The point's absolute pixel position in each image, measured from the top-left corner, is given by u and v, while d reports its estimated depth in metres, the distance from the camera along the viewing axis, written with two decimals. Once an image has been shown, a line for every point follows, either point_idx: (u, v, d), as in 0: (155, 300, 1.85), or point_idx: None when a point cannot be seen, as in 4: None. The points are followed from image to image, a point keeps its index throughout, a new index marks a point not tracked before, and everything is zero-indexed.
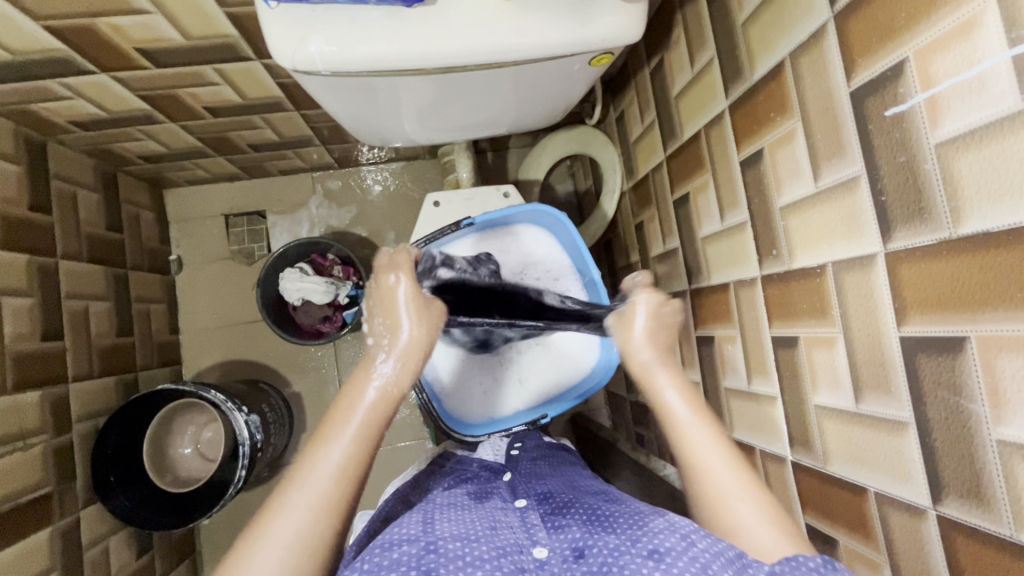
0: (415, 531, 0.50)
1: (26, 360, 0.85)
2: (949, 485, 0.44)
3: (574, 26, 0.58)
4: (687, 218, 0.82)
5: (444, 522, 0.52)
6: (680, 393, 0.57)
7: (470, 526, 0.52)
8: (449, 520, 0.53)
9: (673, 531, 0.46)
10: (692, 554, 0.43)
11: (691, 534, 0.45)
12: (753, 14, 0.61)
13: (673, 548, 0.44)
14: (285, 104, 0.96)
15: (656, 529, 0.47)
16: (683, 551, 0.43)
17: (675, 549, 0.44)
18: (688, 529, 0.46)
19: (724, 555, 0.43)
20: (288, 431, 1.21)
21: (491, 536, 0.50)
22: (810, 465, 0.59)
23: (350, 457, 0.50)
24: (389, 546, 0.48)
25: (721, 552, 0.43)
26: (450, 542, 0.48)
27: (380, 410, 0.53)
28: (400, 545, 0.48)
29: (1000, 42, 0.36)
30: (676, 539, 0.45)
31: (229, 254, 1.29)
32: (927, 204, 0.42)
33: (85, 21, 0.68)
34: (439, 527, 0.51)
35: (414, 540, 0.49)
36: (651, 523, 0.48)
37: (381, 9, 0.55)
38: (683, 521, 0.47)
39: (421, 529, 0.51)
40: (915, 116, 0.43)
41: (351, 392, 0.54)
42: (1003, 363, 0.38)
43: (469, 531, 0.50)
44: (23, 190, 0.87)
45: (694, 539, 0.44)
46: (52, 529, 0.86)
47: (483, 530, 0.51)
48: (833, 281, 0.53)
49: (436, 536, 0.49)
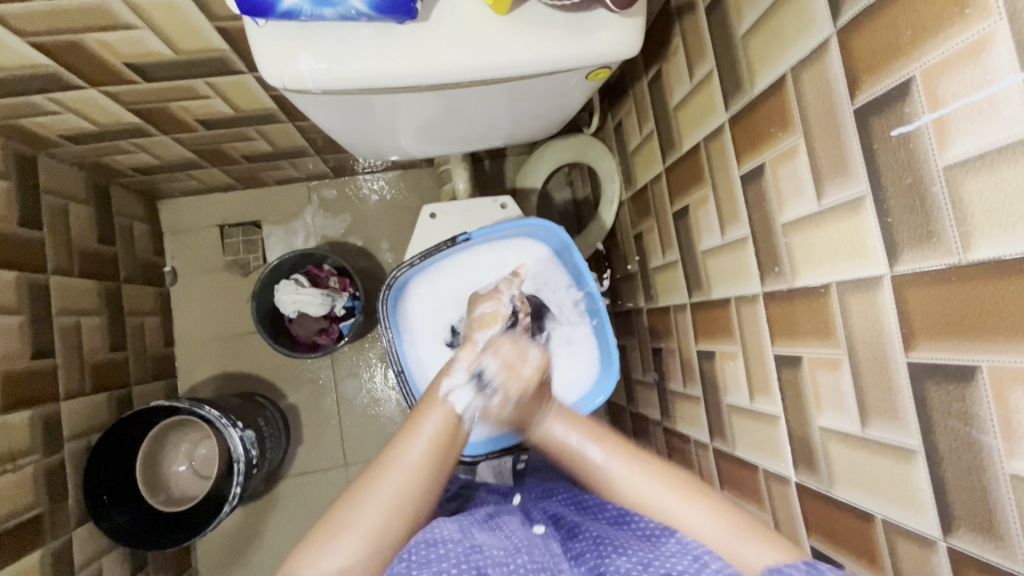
0: (455, 533, 0.50)
1: (16, 379, 0.83)
2: (961, 518, 0.42)
3: (570, 41, 0.57)
4: (687, 230, 0.80)
5: (482, 530, 0.52)
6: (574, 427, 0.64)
7: (509, 539, 0.52)
8: (486, 531, 0.52)
9: (685, 555, 0.48)
10: (706, 574, 0.45)
11: (703, 556, 0.47)
12: (753, 27, 0.60)
13: (686, 569, 0.46)
14: (278, 115, 0.95)
15: (669, 553, 0.49)
16: (697, 572, 0.46)
17: (688, 570, 0.46)
18: (700, 551, 0.48)
19: (731, 573, 0.45)
20: (285, 445, 1.19)
21: (528, 550, 0.50)
22: (814, 488, 0.58)
23: (430, 448, 0.57)
24: (434, 543, 0.48)
25: (726, 569, 0.45)
26: (496, 551, 0.48)
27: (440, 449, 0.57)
28: (446, 543, 0.48)
29: (1011, 64, 0.35)
30: (689, 561, 0.47)
31: (224, 265, 1.28)
32: (936, 228, 0.41)
33: (72, 37, 0.67)
34: (479, 535, 0.50)
35: (456, 542, 0.48)
36: (666, 547, 0.50)
37: (371, 26, 0.54)
38: (694, 543, 0.50)
39: (461, 533, 0.50)
40: (922, 137, 0.41)
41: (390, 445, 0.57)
42: (1016, 396, 0.37)
43: (510, 544, 0.50)
44: (12, 206, 0.86)
45: (707, 560, 0.47)
46: (43, 551, 0.84)
47: (522, 544, 0.51)
48: (837, 302, 0.52)
49: (479, 542, 0.49)
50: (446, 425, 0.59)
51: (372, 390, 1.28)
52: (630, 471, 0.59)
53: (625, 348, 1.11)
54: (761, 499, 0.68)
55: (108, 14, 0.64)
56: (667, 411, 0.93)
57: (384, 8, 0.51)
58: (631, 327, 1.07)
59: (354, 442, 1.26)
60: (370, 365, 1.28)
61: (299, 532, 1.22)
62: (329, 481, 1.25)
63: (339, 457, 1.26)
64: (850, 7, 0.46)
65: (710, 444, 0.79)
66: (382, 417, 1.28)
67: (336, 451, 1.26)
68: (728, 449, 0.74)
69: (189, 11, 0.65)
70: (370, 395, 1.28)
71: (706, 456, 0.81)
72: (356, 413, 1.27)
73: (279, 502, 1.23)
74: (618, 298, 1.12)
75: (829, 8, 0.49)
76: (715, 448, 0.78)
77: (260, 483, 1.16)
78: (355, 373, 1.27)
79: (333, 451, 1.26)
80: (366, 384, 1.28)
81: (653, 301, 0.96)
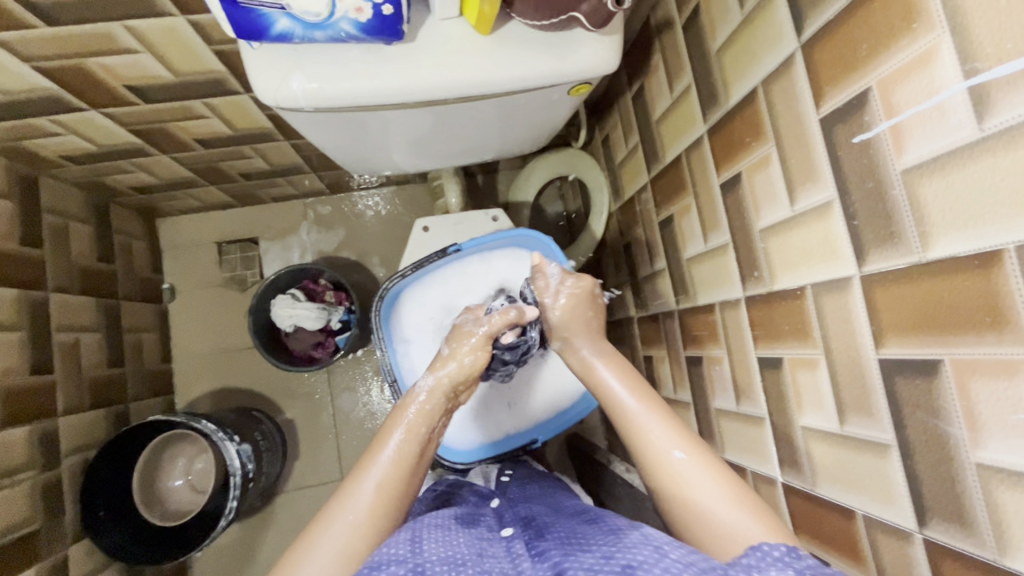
0: (402, 551, 0.49)
1: (15, 395, 0.84)
2: (933, 509, 0.44)
3: (551, 59, 0.60)
4: (672, 238, 0.83)
5: (432, 541, 0.51)
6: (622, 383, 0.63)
7: (458, 547, 0.51)
8: (436, 541, 0.51)
9: (646, 545, 0.45)
10: (664, 564, 0.42)
11: (664, 545, 0.44)
12: (726, 43, 0.63)
13: (646, 560, 0.42)
14: (274, 134, 0.97)
15: (631, 544, 0.46)
16: (655, 563, 0.42)
17: (647, 562, 0.42)
18: (662, 541, 0.45)
19: (691, 564, 0.41)
20: (282, 459, 1.20)
21: (479, 560, 0.49)
22: (799, 487, 0.59)
23: (405, 449, 0.61)
24: (378, 566, 0.47)
25: (686, 560, 0.42)
26: (437, 566, 0.47)
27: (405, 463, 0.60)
28: (389, 565, 0.47)
29: (955, 74, 0.37)
30: (649, 551, 0.44)
31: (221, 280, 1.30)
32: (897, 228, 0.43)
33: (74, 61, 0.69)
34: (426, 548, 0.50)
35: (400, 562, 0.47)
36: (629, 538, 0.48)
37: (361, 47, 0.56)
38: (656, 534, 0.47)
39: (410, 548, 0.50)
40: (881, 143, 0.44)
41: (364, 462, 0.60)
42: (978, 387, 0.39)
43: (455, 556, 0.49)
44: (13, 225, 0.88)
45: (666, 549, 0.43)
46: (39, 568, 0.85)
47: (470, 554, 0.50)
48: (813, 303, 0.54)
49: (424, 558, 0.48)
50: (411, 440, 0.62)
51: (369, 404, 1.28)
52: (659, 424, 0.57)
53: (618, 357, 1.12)
54: None
55: (109, 40, 0.67)
56: None
57: (373, 31, 0.54)
58: (623, 335, 1.08)
59: (351, 456, 1.27)
60: (366, 379, 1.29)
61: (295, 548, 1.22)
62: (326, 495, 1.25)
63: (335, 470, 1.26)
64: (812, 24, 0.49)
65: None
66: (378, 430, 1.28)
67: (332, 464, 1.26)
68: (718, 453, 0.75)
69: (187, 35, 0.68)
70: (367, 408, 1.28)
71: None
72: (352, 426, 1.28)
73: (275, 517, 1.22)
74: (610, 308, 1.14)
75: (794, 23, 0.51)
76: None
77: (257, 497, 1.16)
78: (351, 387, 1.28)
79: (329, 465, 1.26)
80: (362, 398, 1.28)
81: (643, 309, 0.97)
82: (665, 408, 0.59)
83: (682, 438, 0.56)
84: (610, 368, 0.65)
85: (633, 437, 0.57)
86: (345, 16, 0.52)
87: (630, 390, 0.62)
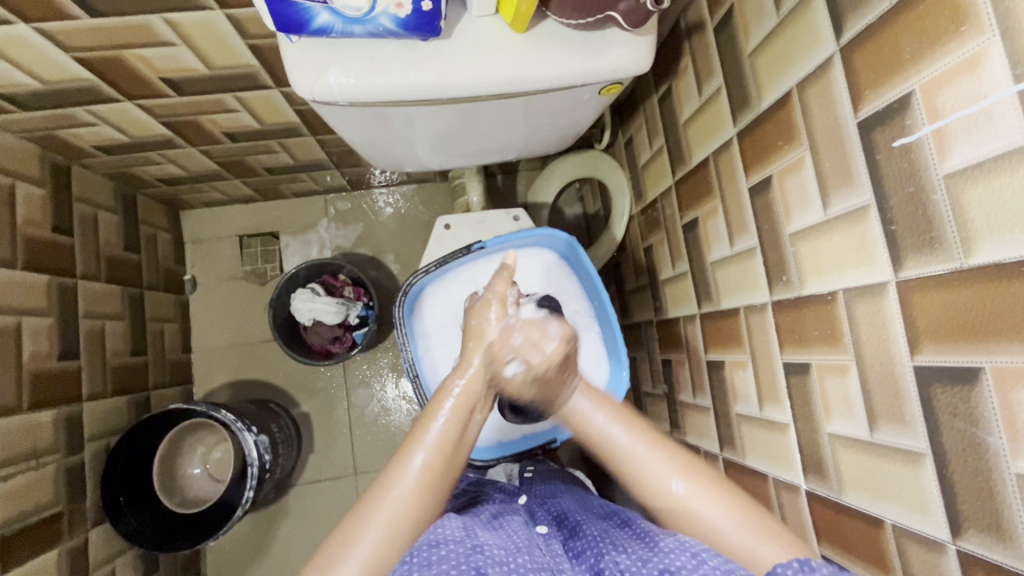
0: (458, 533, 0.51)
1: (43, 378, 0.86)
2: (968, 520, 0.43)
3: (584, 58, 0.60)
4: (696, 242, 0.82)
5: (484, 530, 0.53)
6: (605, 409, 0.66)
7: (510, 539, 0.53)
8: (488, 530, 0.53)
9: (683, 550, 0.47)
10: (703, 571, 0.44)
11: (701, 552, 0.46)
12: (760, 46, 0.62)
13: (684, 566, 0.45)
14: (301, 129, 0.98)
15: (666, 548, 0.48)
16: (694, 568, 0.45)
17: (686, 567, 0.45)
18: (698, 548, 0.47)
19: (730, 571, 0.44)
20: (296, 452, 1.21)
21: (528, 551, 0.51)
22: (824, 494, 0.58)
23: (432, 466, 0.56)
24: (437, 543, 0.49)
25: (724, 566, 0.45)
26: (496, 550, 0.49)
27: (435, 473, 0.56)
28: (448, 543, 0.49)
29: (1005, 77, 0.37)
30: (687, 557, 0.46)
31: (241, 274, 1.31)
32: (938, 234, 0.43)
33: (113, 52, 0.71)
34: (480, 535, 0.52)
35: (459, 542, 0.49)
36: (662, 542, 0.49)
37: (398, 42, 0.57)
38: (692, 540, 0.49)
39: (464, 532, 0.51)
40: (923, 147, 0.43)
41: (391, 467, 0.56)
42: (1020, 396, 0.38)
43: (510, 544, 0.51)
44: (45, 213, 0.90)
45: (705, 557, 0.46)
46: (61, 549, 0.86)
47: (522, 545, 0.52)
48: (844, 309, 0.53)
49: (480, 541, 0.50)
50: (441, 447, 0.58)
51: (383, 400, 1.29)
52: (655, 457, 0.59)
53: (635, 360, 1.11)
54: (772, 508, 0.68)
55: (148, 32, 0.68)
56: (676, 422, 0.93)
57: (411, 27, 0.54)
58: (641, 338, 1.07)
59: (365, 451, 1.27)
60: (382, 375, 1.30)
61: (306, 541, 1.23)
62: (339, 489, 1.25)
63: (348, 465, 1.27)
64: (852, 26, 0.49)
65: (720, 455, 0.80)
66: (392, 426, 1.29)
67: (346, 459, 1.27)
68: (738, 459, 0.75)
69: (223, 29, 0.69)
70: (381, 404, 1.29)
71: (716, 466, 0.81)
72: (366, 421, 1.28)
73: (288, 509, 1.23)
74: (628, 310, 1.13)
75: (833, 26, 0.51)
76: (725, 459, 0.78)
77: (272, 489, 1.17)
78: (366, 383, 1.29)
79: (343, 459, 1.27)
80: (377, 394, 1.29)
81: (663, 312, 0.97)
82: (650, 432, 0.63)
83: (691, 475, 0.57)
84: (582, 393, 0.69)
85: (631, 479, 0.59)
86: (384, 11, 0.53)
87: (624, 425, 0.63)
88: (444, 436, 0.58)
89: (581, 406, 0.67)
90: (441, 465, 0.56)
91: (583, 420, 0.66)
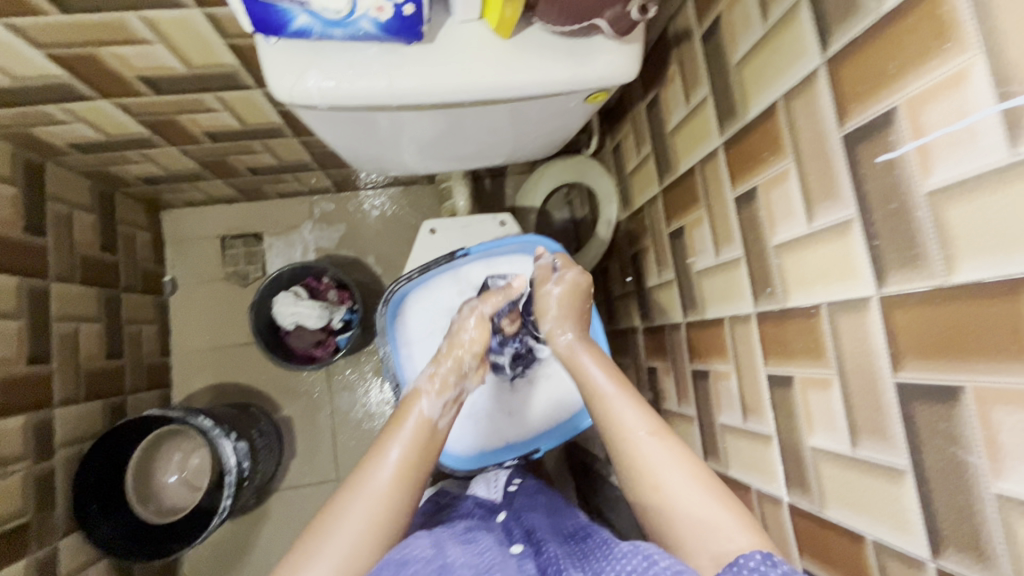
0: (428, 551, 0.51)
1: (11, 383, 0.83)
2: (948, 538, 0.43)
3: (570, 65, 0.59)
4: (682, 250, 0.82)
5: (456, 547, 0.52)
6: (603, 373, 0.67)
7: (484, 555, 0.52)
8: (460, 547, 0.53)
9: (636, 554, 0.47)
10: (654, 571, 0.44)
11: (653, 555, 0.46)
12: (746, 56, 0.62)
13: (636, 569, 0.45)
14: (284, 130, 0.97)
15: (621, 556, 0.48)
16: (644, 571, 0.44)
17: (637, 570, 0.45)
18: (651, 551, 0.47)
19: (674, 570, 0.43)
20: (277, 458, 1.18)
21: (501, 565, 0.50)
22: (806, 508, 0.58)
23: (405, 457, 0.60)
24: (405, 563, 0.49)
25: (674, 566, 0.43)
26: (465, 569, 0.48)
27: (415, 460, 0.60)
28: (416, 563, 0.49)
29: (988, 96, 0.37)
30: (639, 560, 0.46)
31: (224, 275, 1.28)
32: (921, 251, 0.42)
33: (87, 50, 0.69)
34: (451, 552, 0.51)
35: (428, 561, 0.49)
36: (618, 551, 0.49)
37: (380, 46, 0.56)
38: (649, 545, 0.48)
39: (434, 551, 0.51)
40: (907, 163, 0.43)
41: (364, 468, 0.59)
42: (1000, 417, 0.38)
43: (482, 561, 0.51)
44: (17, 212, 0.87)
45: (656, 558, 0.45)
46: (29, 559, 0.84)
47: (493, 560, 0.51)
48: (828, 322, 0.53)
49: (450, 559, 0.50)
50: (411, 445, 0.61)
51: (368, 405, 1.27)
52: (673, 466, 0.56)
53: (621, 367, 1.11)
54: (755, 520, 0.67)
55: (123, 30, 0.66)
56: None
57: (392, 31, 0.53)
58: (627, 345, 1.07)
59: (347, 457, 1.26)
60: (365, 379, 1.28)
61: (287, 549, 1.20)
62: (320, 495, 1.23)
63: (331, 471, 1.25)
64: (839, 39, 0.48)
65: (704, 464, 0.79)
66: (376, 431, 1.27)
67: (328, 465, 1.25)
68: (721, 469, 0.75)
69: (201, 28, 0.68)
70: (365, 409, 1.27)
71: None
72: (350, 426, 1.26)
73: (268, 516, 1.21)
74: (615, 317, 1.13)
75: (818, 39, 0.51)
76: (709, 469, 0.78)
77: (251, 495, 1.15)
78: (350, 388, 1.27)
79: (325, 465, 1.25)
80: (360, 398, 1.27)
81: (649, 320, 0.96)
82: (655, 419, 0.62)
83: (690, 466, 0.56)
84: (592, 364, 0.69)
85: (613, 428, 0.62)
86: (365, 14, 0.52)
87: (615, 387, 0.66)
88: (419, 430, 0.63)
89: (593, 375, 0.67)
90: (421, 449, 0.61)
91: (595, 391, 0.66)
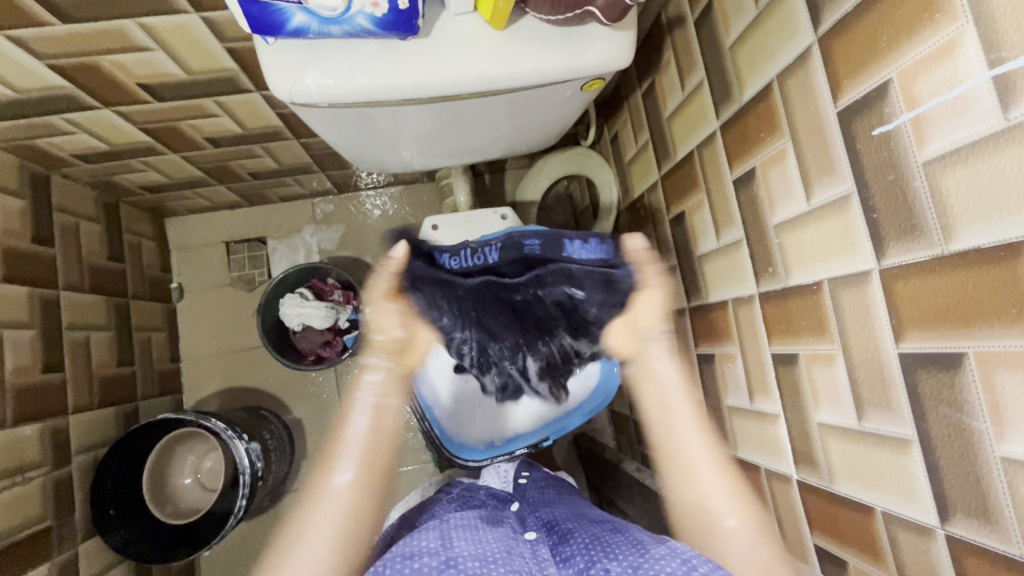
0: (434, 545, 0.52)
1: (27, 392, 0.85)
2: (955, 505, 0.43)
3: (564, 54, 0.60)
4: (683, 236, 0.82)
5: (462, 539, 0.53)
6: (672, 366, 0.74)
7: (488, 545, 0.53)
8: (465, 539, 0.53)
9: (674, 556, 0.48)
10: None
11: (691, 559, 0.47)
12: (739, 38, 0.62)
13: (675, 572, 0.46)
14: (284, 133, 0.98)
15: (657, 556, 0.49)
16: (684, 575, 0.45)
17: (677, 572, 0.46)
18: (688, 554, 0.48)
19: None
20: (289, 458, 1.20)
21: (506, 560, 0.51)
22: (815, 484, 0.59)
23: (354, 481, 0.65)
24: (409, 557, 0.50)
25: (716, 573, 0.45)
26: (469, 561, 0.49)
27: (373, 451, 0.67)
28: (420, 557, 0.50)
29: (980, 62, 0.37)
30: (677, 564, 0.47)
31: (230, 280, 1.30)
32: (919, 221, 0.43)
33: (88, 59, 0.70)
34: (457, 544, 0.52)
35: (433, 554, 0.50)
36: (654, 550, 0.50)
37: (377, 42, 0.57)
38: (684, 547, 0.49)
39: (439, 544, 0.52)
40: (901, 134, 0.43)
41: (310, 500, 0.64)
42: (1003, 380, 0.38)
43: (486, 552, 0.51)
44: (24, 224, 0.88)
45: (695, 564, 0.47)
46: (50, 565, 0.85)
47: (499, 553, 0.52)
48: (830, 298, 0.53)
49: (455, 553, 0.51)
50: (364, 438, 0.68)
51: None
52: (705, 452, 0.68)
53: None
54: (765, 499, 0.68)
55: (122, 38, 0.67)
56: None
57: (387, 25, 0.54)
58: None
59: None
60: None
61: None
62: None
63: None
64: (830, 16, 0.49)
65: None
66: None
67: None
68: (730, 452, 0.75)
69: (200, 33, 0.68)
70: None
71: None
72: None
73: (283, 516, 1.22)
74: None
75: (811, 17, 0.51)
76: None
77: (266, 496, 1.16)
78: None
79: None
80: None
81: None
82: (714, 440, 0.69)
83: (713, 453, 0.68)
84: (667, 360, 0.74)
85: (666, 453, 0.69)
86: (360, 11, 0.52)
87: (681, 383, 0.73)
88: (362, 440, 0.68)
89: (665, 370, 0.74)
90: (371, 442, 0.68)
91: (659, 379, 0.74)
